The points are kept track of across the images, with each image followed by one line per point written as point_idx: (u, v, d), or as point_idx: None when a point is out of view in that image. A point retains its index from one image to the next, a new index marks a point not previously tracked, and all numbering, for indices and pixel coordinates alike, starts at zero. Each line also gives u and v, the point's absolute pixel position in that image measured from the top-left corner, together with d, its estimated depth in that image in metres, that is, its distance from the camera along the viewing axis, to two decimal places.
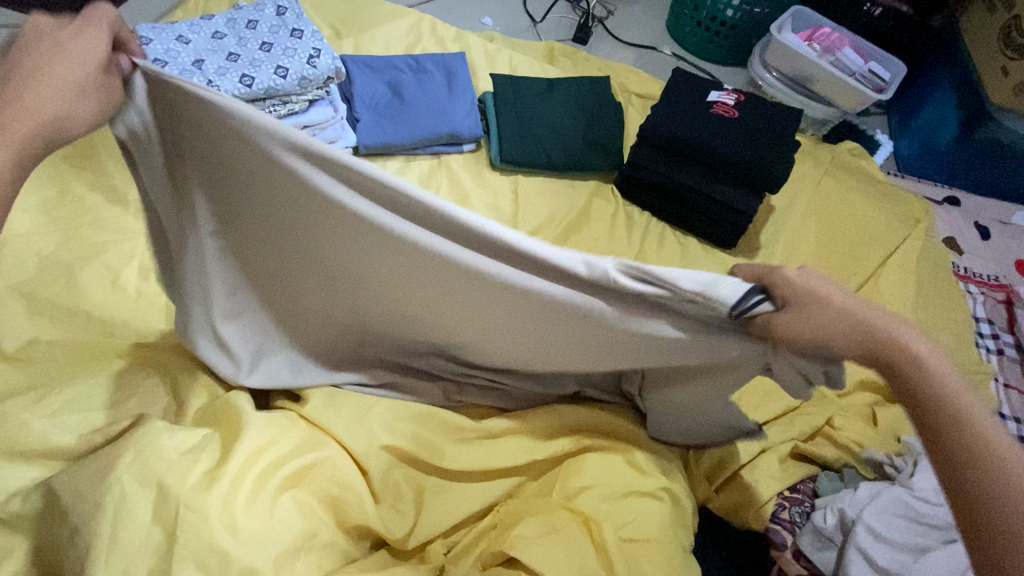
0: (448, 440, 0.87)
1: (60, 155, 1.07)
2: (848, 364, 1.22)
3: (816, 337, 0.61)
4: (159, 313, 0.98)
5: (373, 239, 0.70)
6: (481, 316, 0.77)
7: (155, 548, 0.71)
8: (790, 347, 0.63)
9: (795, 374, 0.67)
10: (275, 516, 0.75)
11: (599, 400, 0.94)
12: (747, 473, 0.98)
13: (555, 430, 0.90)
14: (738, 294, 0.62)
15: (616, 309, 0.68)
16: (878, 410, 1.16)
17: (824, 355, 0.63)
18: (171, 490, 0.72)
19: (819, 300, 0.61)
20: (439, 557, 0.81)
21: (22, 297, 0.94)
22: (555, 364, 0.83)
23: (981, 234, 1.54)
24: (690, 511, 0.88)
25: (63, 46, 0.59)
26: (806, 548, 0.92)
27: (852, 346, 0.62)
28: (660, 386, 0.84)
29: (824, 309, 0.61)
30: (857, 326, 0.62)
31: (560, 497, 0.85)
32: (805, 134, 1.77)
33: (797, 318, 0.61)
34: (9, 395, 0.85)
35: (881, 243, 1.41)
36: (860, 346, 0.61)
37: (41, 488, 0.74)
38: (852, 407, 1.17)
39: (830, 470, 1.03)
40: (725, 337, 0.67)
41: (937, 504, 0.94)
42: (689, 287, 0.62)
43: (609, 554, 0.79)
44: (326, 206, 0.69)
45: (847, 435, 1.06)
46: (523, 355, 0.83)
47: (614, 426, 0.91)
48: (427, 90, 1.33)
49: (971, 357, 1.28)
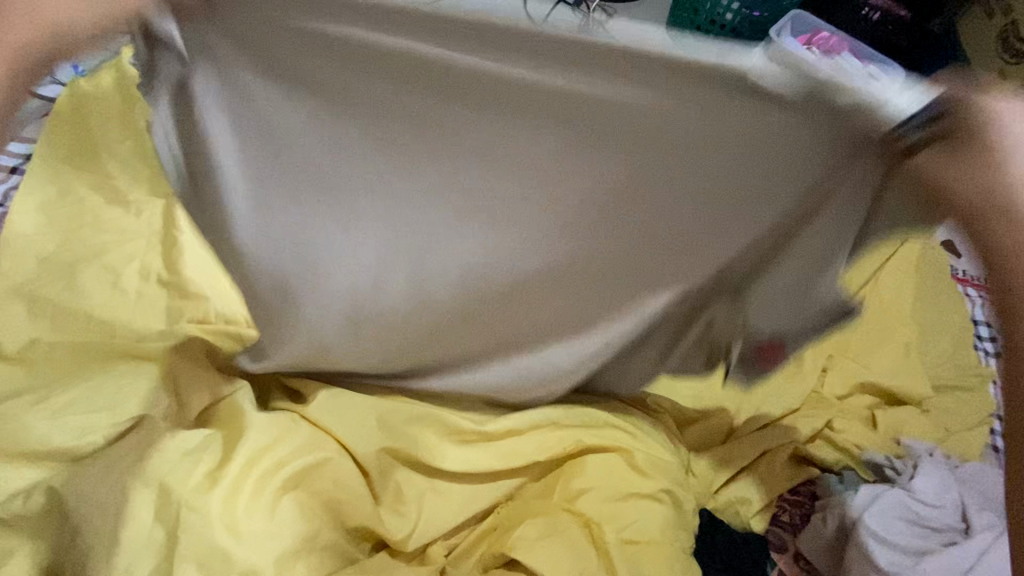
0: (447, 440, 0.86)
1: (61, 154, 1.07)
2: (848, 367, 1.22)
3: (972, 186, 0.53)
4: (158, 312, 0.98)
5: (434, 144, 0.59)
6: (518, 236, 0.66)
7: (156, 548, 0.71)
8: (936, 197, 0.54)
9: (896, 207, 0.59)
10: (276, 517, 0.76)
11: (600, 400, 0.94)
12: (746, 476, 1.00)
13: (555, 430, 0.88)
14: (924, 102, 0.50)
15: (735, 151, 0.56)
16: (878, 412, 1.17)
17: (944, 201, 0.55)
18: (173, 490, 0.74)
19: (988, 132, 0.52)
20: (440, 558, 0.81)
21: (23, 297, 0.94)
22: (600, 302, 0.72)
23: None
24: (691, 513, 0.88)
25: None
26: (807, 550, 0.94)
27: (976, 198, 0.53)
28: (744, 267, 0.66)
29: (986, 146, 0.52)
30: (1002, 182, 0.52)
31: (561, 498, 0.85)
32: None
33: (956, 158, 0.53)
34: (11, 395, 0.85)
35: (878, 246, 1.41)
36: (986, 201, 0.53)
37: (47, 487, 0.76)
38: (851, 409, 1.17)
39: (830, 472, 1.03)
40: (870, 158, 0.55)
41: (936, 506, 0.94)
42: (863, 91, 0.51)
43: (608, 553, 0.80)
44: (378, 102, 0.57)
45: (847, 437, 1.06)
46: (560, 298, 0.72)
47: (614, 427, 0.90)
48: None
49: (969, 360, 1.29)
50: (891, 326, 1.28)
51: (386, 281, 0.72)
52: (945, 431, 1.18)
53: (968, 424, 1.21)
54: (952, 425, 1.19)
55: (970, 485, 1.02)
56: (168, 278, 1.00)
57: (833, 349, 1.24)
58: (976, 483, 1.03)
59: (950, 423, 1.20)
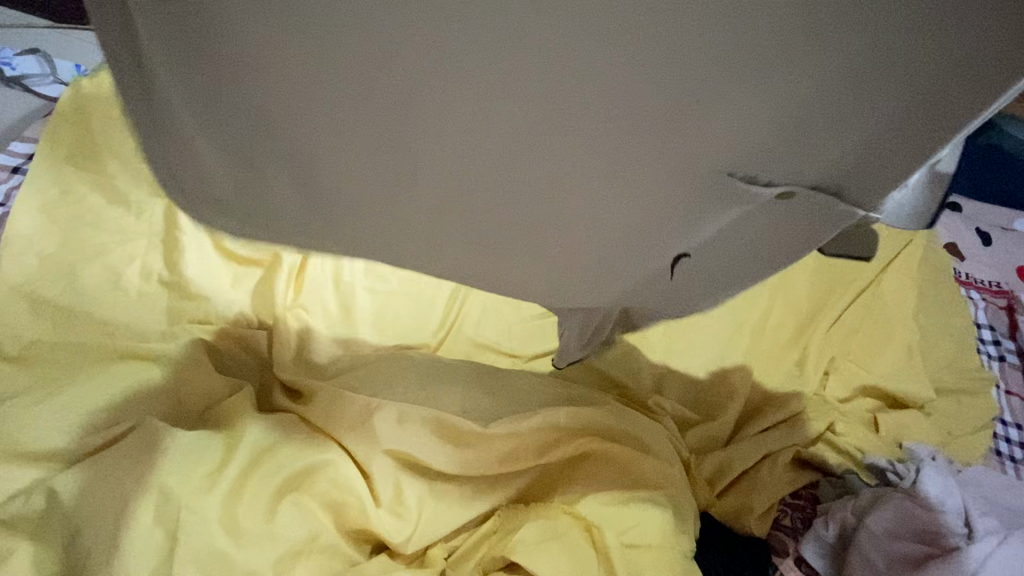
0: (446, 442, 0.85)
1: (62, 154, 1.07)
2: (851, 370, 1.22)
3: None
4: (159, 313, 0.97)
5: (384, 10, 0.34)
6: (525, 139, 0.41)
7: (154, 550, 0.71)
8: None
9: None
10: (275, 519, 0.75)
11: (601, 401, 0.94)
12: (749, 480, 0.98)
13: (557, 433, 0.88)
14: None
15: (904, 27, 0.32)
16: (880, 416, 1.17)
17: None
18: (173, 490, 0.74)
19: None
20: (439, 560, 0.81)
21: (25, 297, 0.94)
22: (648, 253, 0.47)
23: (982, 241, 1.53)
24: (691, 515, 0.86)
25: None
26: (808, 555, 0.94)
27: None
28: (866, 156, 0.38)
29: None
30: None
31: (561, 501, 0.86)
32: None
33: None
34: (12, 395, 0.85)
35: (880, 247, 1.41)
36: None
37: (44, 489, 0.75)
38: (853, 413, 1.18)
39: (833, 476, 1.03)
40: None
41: (940, 510, 0.91)
42: None
43: (609, 558, 0.79)
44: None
45: (848, 441, 1.07)
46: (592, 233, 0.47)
47: (617, 430, 0.90)
48: None
49: (970, 364, 1.29)
50: (894, 329, 1.28)
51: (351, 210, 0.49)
52: (948, 435, 1.18)
53: (970, 427, 1.20)
54: (954, 428, 1.19)
55: (974, 488, 1.01)
56: (168, 278, 0.99)
57: (838, 350, 1.23)
58: (980, 486, 1.02)
59: (953, 426, 1.20)
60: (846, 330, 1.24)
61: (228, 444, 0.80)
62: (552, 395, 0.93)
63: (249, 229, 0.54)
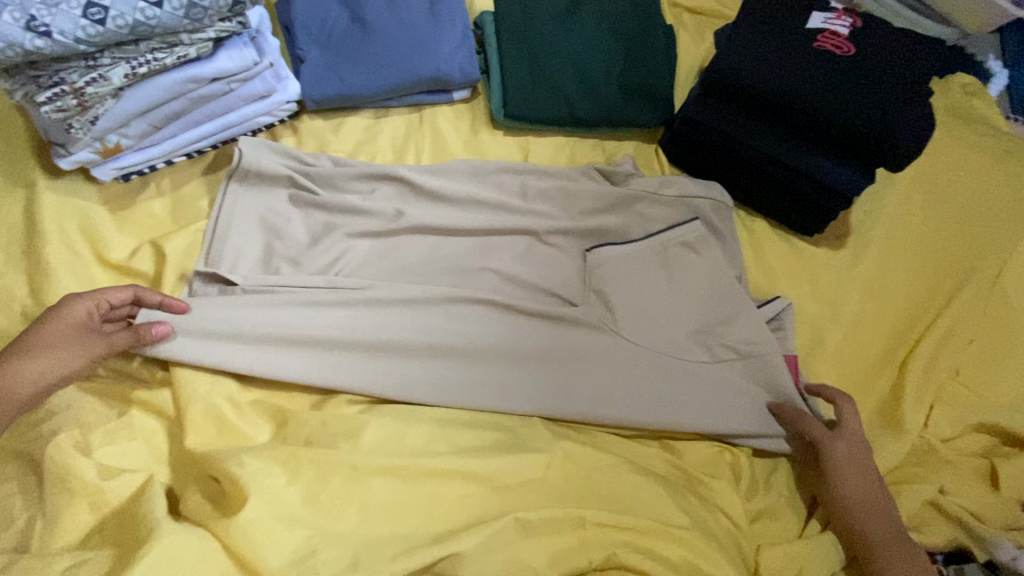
0: (427, 547, 0.63)
1: None
2: (964, 402, 0.93)
3: None
4: None
5: None
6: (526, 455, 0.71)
7: None
8: None
9: None
10: None
11: (648, 493, 0.71)
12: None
13: (567, 529, 0.67)
14: None
15: None
16: (1001, 463, 0.87)
17: None
18: None
19: None
20: None
21: None
22: (653, 476, 0.74)
23: None
24: None
25: (62, 336, 0.66)
26: None
27: None
28: None
29: None
30: None
31: None
32: (949, 93, 1.19)
33: None
34: None
35: (1000, 209, 1.07)
36: None
37: None
38: (964, 460, 0.88)
39: (943, 561, 0.82)
40: None
41: None
42: None
43: None
44: None
45: (960, 502, 0.84)
46: (612, 459, 0.74)
47: (656, 529, 0.69)
48: (400, 15, 0.95)
49: None
50: (1014, 339, 0.98)
51: (491, 468, 0.69)
52: None
53: None
54: None
55: None
56: (39, 307, 0.73)
57: (939, 375, 0.93)
58: None
59: None
60: (947, 353, 0.95)
61: (123, 558, 0.59)
62: (593, 475, 0.71)
63: (376, 463, 0.66)
